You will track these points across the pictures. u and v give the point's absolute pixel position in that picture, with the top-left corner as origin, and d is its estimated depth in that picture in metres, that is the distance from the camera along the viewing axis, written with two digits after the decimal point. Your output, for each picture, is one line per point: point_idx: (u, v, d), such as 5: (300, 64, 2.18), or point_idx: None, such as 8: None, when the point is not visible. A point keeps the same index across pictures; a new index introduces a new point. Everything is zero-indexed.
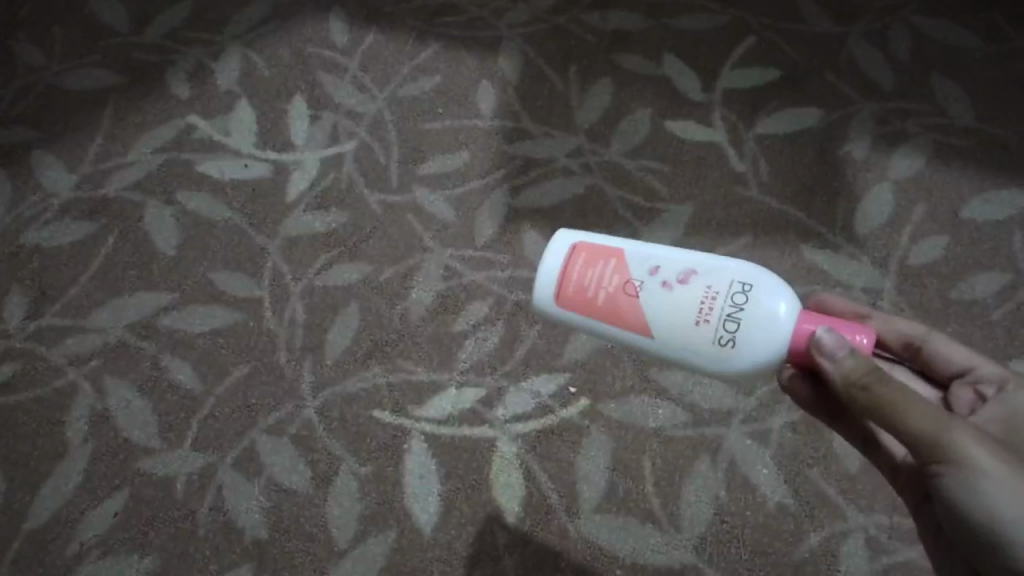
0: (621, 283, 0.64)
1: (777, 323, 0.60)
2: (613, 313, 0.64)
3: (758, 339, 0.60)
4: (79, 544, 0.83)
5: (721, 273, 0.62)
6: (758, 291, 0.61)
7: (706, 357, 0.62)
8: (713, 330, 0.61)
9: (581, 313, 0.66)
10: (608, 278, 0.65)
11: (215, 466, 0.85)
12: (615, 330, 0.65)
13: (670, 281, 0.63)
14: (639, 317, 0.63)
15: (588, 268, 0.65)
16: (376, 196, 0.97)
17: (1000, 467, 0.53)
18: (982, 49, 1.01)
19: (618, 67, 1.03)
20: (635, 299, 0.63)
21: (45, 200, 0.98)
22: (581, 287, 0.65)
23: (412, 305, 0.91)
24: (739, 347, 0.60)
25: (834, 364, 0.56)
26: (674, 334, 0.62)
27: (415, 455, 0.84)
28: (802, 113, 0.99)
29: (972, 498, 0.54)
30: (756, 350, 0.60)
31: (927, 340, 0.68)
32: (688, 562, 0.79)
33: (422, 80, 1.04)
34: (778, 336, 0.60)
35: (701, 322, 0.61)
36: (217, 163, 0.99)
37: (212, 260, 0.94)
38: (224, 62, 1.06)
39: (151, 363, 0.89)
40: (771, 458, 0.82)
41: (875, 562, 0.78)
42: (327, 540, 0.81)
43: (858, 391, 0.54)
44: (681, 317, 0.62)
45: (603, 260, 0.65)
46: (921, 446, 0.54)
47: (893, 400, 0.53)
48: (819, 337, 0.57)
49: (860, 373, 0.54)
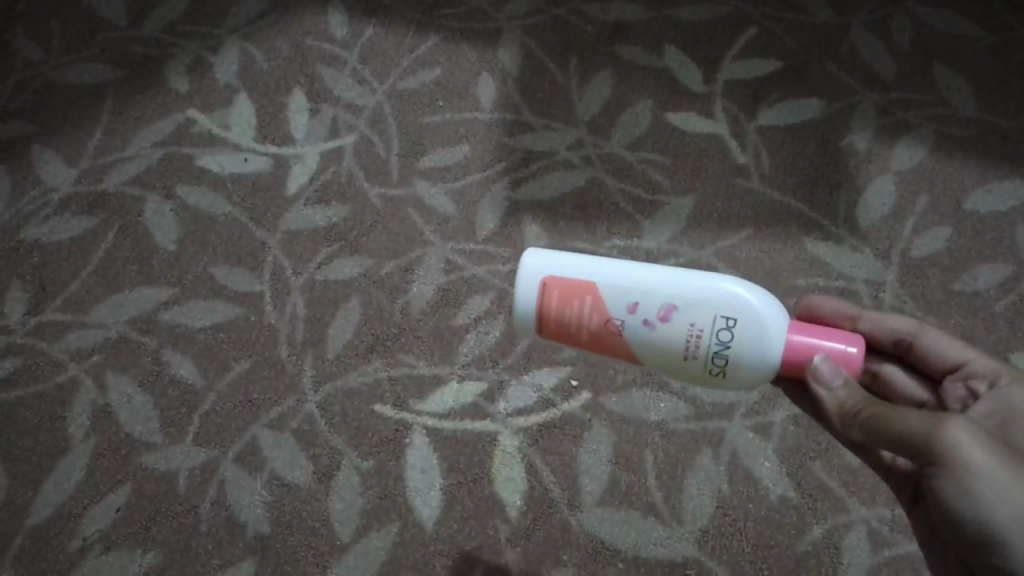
0: (602, 322, 0.64)
1: (767, 353, 0.62)
2: (601, 346, 0.66)
3: (748, 370, 0.63)
4: (81, 540, 0.83)
5: (702, 307, 0.63)
6: (741, 324, 0.62)
7: (697, 381, 0.65)
8: (702, 364, 0.63)
9: (565, 344, 0.67)
10: (589, 316, 0.65)
11: (217, 462, 0.85)
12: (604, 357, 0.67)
13: (652, 320, 0.63)
14: (626, 352, 0.65)
15: (567, 306, 0.65)
16: (377, 189, 0.96)
17: (996, 463, 0.53)
18: (985, 39, 1.01)
19: (619, 59, 1.02)
20: (619, 338, 0.64)
21: (45, 195, 0.97)
22: (564, 324, 0.65)
23: (413, 299, 0.90)
24: (729, 377, 0.63)
25: (827, 392, 0.60)
26: (663, 366, 0.64)
27: (416, 450, 0.84)
28: (804, 104, 0.99)
29: (965, 497, 0.54)
30: (745, 379, 0.63)
31: (918, 335, 0.68)
32: (690, 555, 0.79)
33: (421, 73, 1.03)
34: (765, 367, 0.62)
35: (689, 358, 0.63)
36: (217, 158, 0.99)
37: (212, 255, 0.94)
38: (223, 55, 1.05)
39: (152, 359, 0.89)
40: (773, 451, 0.82)
41: (877, 555, 0.78)
42: (329, 535, 0.81)
43: (851, 417, 0.59)
44: (668, 354, 0.63)
45: (580, 296, 0.65)
46: (910, 447, 0.55)
47: (883, 414, 0.57)
48: (814, 364, 0.61)
49: (854, 402, 0.59)
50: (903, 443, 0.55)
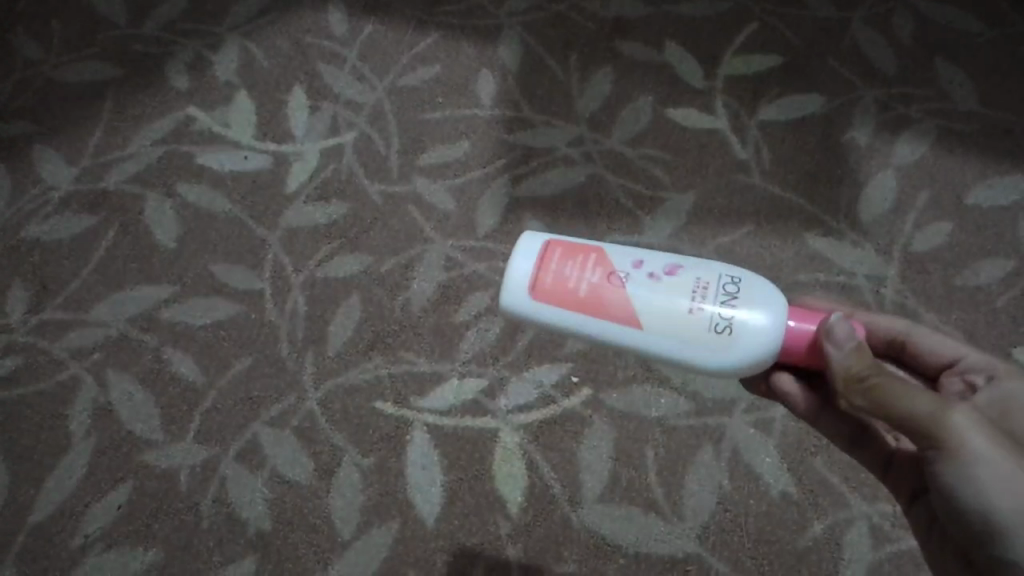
0: (605, 276, 0.62)
1: (773, 311, 0.59)
2: (599, 305, 0.61)
3: (755, 326, 0.59)
4: (83, 537, 0.83)
5: (707, 266, 0.61)
6: (746, 280, 0.60)
7: (701, 347, 0.59)
8: (708, 317, 0.59)
9: (561, 308, 0.62)
10: (591, 270, 0.62)
11: (218, 459, 0.85)
12: (600, 326, 0.61)
13: (656, 273, 0.61)
14: (626, 308, 0.61)
15: (570, 261, 0.63)
16: (377, 186, 0.96)
17: (997, 454, 0.53)
18: (986, 33, 1.00)
19: (619, 55, 1.02)
20: (622, 291, 0.61)
21: (45, 194, 0.98)
22: (564, 279, 0.62)
23: (413, 296, 0.90)
24: (736, 333, 0.59)
25: (837, 353, 0.57)
26: (666, 324, 0.60)
27: (416, 446, 0.84)
28: (804, 99, 0.98)
29: (965, 482, 0.54)
30: (751, 337, 0.59)
31: (911, 334, 0.68)
32: (691, 551, 0.79)
33: (421, 71, 1.03)
34: (770, 329, 0.59)
35: (695, 310, 0.59)
36: (216, 156, 0.99)
37: (213, 253, 0.94)
38: (222, 53, 1.05)
39: (152, 357, 0.89)
40: (774, 447, 0.82)
41: (879, 550, 0.78)
42: (330, 532, 0.81)
43: (855, 385, 0.56)
44: (673, 306, 0.60)
45: (583, 254, 0.63)
46: (914, 430, 0.54)
47: (890, 390, 0.54)
48: (830, 322, 0.58)
49: (861, 367, 0.56)
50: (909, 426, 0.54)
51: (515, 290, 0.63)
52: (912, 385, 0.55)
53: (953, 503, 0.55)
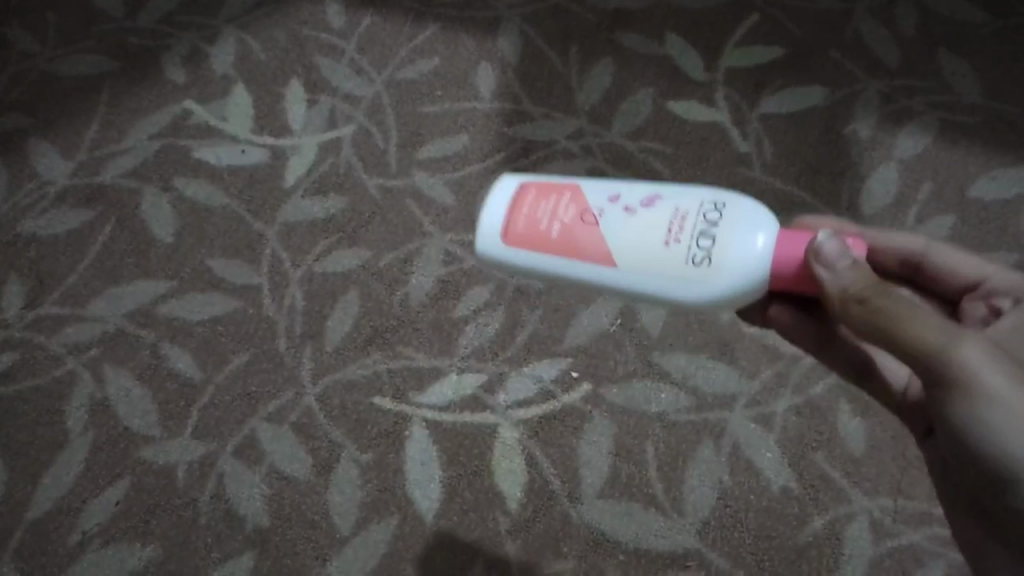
0: (579, 215, 0.61)
1: (755, 238, 0.58)
2: (574, 245, 0.61)
3: (736, 253, 0.58)
4: (80, 534, 0.82)
5: (687, 194, 0.60)
6: (726, 207, 0.59)
7: (679, 281, 0.59)
8: (686, 249, 0.58)
9: (536, 250, 0.62)
10: (565, 209, 0.62)
11: (216, 455, 0.84)
12: (576, 268, 0.61)
13: (632, 207, 0.60)
14: (601, 245, 0.60)
15: (543, 202, 0.63)
16: (374, 180, 0.96)
17: (1010, 391, 0.52)
18: (990, 24, 0.99)
19: (619, 47, 1.01)
20: (596, 228, 0.61)
21: (41, 188, 0.97)
22: (538, 222, 0.62)
23: (411, 290, 0.90)
24: (715, 263, 0.58)
25: (830, 274, 0.55)
26: (641, 260, 0.59)
27: (415, 442, 0.83)
28: (806, 91, 0.98)
29: (967, 416, 0.53)
30: (732, 265, 0.57)
31: (927, 252, 0.66)
32: (691, 547, 0.78)
33: (419, 63, 1.02)
34: (752, 254, 0.58)
35: (672, 243, 0.59)
36: (213, 149, 0.98)
37: (209, 247, 0.93)
38: (219, 46, 1.04)
39: (149, 352, 0.89)
40: (774, 442, 0.81)
41: (879, 545, 0.78)
42: (328, 528, 0.81)
43: (856, 308, 0.54)
44: (648, 240, 0.59)
45: (558, 194, 0.63)
46: (923, 363, 0.52)
47: (892, 313, 0.52)
48: (818, 243, 0.56)
49: (861, 289, 0.54)
50: (917, 358, 0.52)
51: (490, 239, 0.64)
52: (918, 307, 0.53)
53: (962, 443, 0.54)
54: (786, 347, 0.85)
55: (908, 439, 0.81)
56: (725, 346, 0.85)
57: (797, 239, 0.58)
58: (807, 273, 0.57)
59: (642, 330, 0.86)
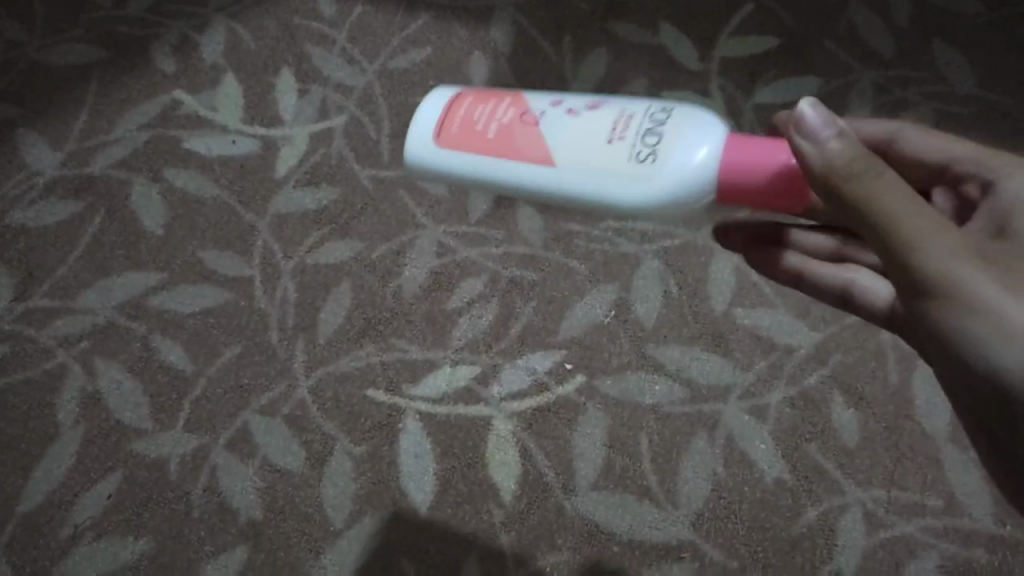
0: (518, 115, 0.60)
1: (703, 139, 0.54)
2: (509, 145, 0.59)
3: (683, 148, 0.55)
4: (72, 527, 0.82)
5: (634, 101, 0.58)
6: (674, 110, 0.56)
7: (619, 178, 0.56)
8: (629, 146, 0.56)
9: (470, 153, 0.60)
10: (503, 110, 0.60)
11: (208, 447, 0.84)
12: (510, 169, 0.59)
13: (576, 108, 0.59)
14: (538, 145, 0.58)
15: (481, 104, 0.61)
16: (367, 171, 0.95)
17: (997, 291, 0.46)
18: (985, 15, 0.99)
19: (613, 37, 1.01)
20: (535, 128, 0.59)
21: (29, 179, 0.96)
22: (473, 123, 0.61)
23: (404, 282, 0.89)
24: (659, 158, 0.55)
25: (813, 145, 0.49)
26: (580, 157, 0.57)
27: (409, 434, 0.83)
28: (801, 81, 0.97)
29: (948, 325, 0.47)
30: (675, 161, 0.54)
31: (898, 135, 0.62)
32: (685, 538, 0.78)
33: (412, 53, 1.01)
34: (699, 147, 0.54)
35: (614, 141, 0.56)
36: (204, 139, 0.98)
37: (200, 239, 0.92)
38: (209, 35, 1.03)
39: (140, 344, 0.88)
40: (768, 433, 0.82)
41: (872, 536, 0.78)
42: (322, 520, 0.81)
43: (838, 179, 0.48)
44: (589, 138, 0.57)
45: (497, 98, 0.61)
46: (897, 260, 0.47)
47: (865, 197, 0.47)
48: (801, 110, 0.49)
49: (843, 160, 0.48)
50: (891, 251, 0.47)
51: (430, 136, 0.62)
52: (893, 185, 0.47)
53: (945, 354, 0.48)
54: (780, 337, 0.85)
55: (901, 431, 0.81)
56: (719, 337, 0.86)
57: (743, 143, 0.54)
58: (751, 180, 0.53)
59: (637, 321, 0.87)
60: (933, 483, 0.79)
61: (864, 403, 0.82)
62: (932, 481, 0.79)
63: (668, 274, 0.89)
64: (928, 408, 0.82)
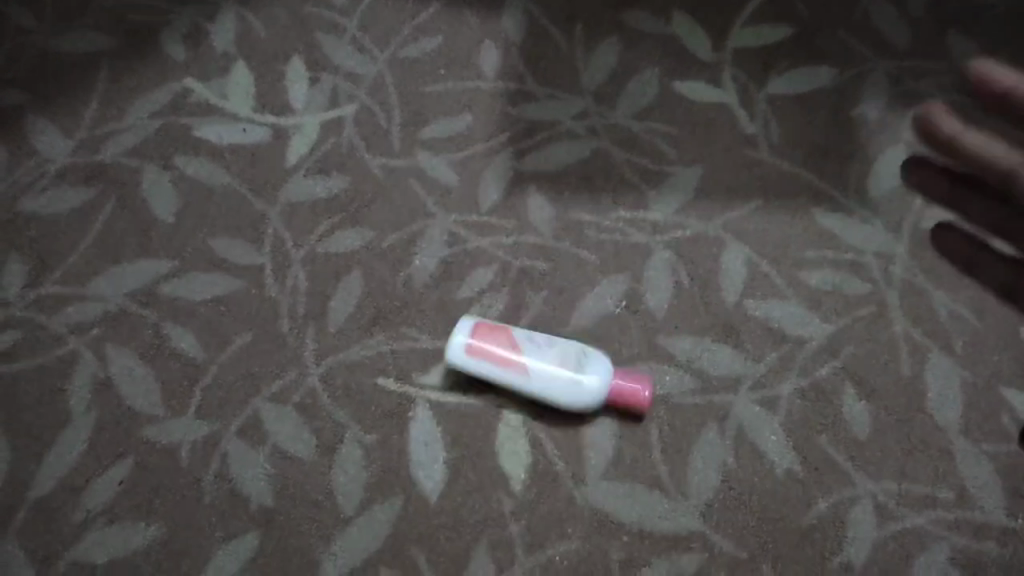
0: (507, 349, 0.81)
1: (604, 372, 0.81)
2: (502, 363, 0.81)
3: (595, 378, 0.80)
4: (83, 512, 0.81)
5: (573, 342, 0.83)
6: (595, 355, 0.82)
7: (566, 389, 0.80)
8: (569, 362, 0.81)
9: (482, 362, 0.81)
10: (498, 344, 0.81)
11: (219, 434, 0.84)
12: (503, 372, 0.81)
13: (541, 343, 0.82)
14: (520, 365, 0.80)
15: (486, 329, 0.82)
16: (378, 160, 0.95)
17: None
18: (999, 6, 0.99)
19: (624, 27, 1.01)
20: (517, 358, 0.81)
21: (41, 166, 0.96)
22: (481, 346, 0.81)
23: (415, 271, 0.89)
24: (585, 381, 0.80)
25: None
26: (544, 378, 0.80)
27: (420, 423, 0.83)
28: (813, 72, 0.97)
29: None
30: (593, 391, 0.80)
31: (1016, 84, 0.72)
32: (695, 529, 0.78)
33: (423, 42, 1.01)
34: (603, 386, 0.80)
35: (561, 367, 0.80)
36: (215, 127, 0.98)
37: (211, 227, 0.93)
38: (220, 23, 1.03)
39: (152, 331, 0.88)
40: (779, 425, 0.81)
41: (883, 528, 0.77)
42: (332, 508, 0.80)
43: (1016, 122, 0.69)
44: (549, 363, 0.80)
45: (493, 334, 0.82)
46: None
47: None
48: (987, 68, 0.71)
49: None
50: None
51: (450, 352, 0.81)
52: None
53: None
54: (792, 329, 0.85)
55: (912, 423, 0.81)
56: (730, 328, 0.85)
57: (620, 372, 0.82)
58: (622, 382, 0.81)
59: (648, 312, 0.86)
60: (944, 475, 0.79)
61: (875, 396, 0.82)
62: (942, 473, 0.79)
63: (679, 265, 0.88)
64: (939, 401, 0.82)
